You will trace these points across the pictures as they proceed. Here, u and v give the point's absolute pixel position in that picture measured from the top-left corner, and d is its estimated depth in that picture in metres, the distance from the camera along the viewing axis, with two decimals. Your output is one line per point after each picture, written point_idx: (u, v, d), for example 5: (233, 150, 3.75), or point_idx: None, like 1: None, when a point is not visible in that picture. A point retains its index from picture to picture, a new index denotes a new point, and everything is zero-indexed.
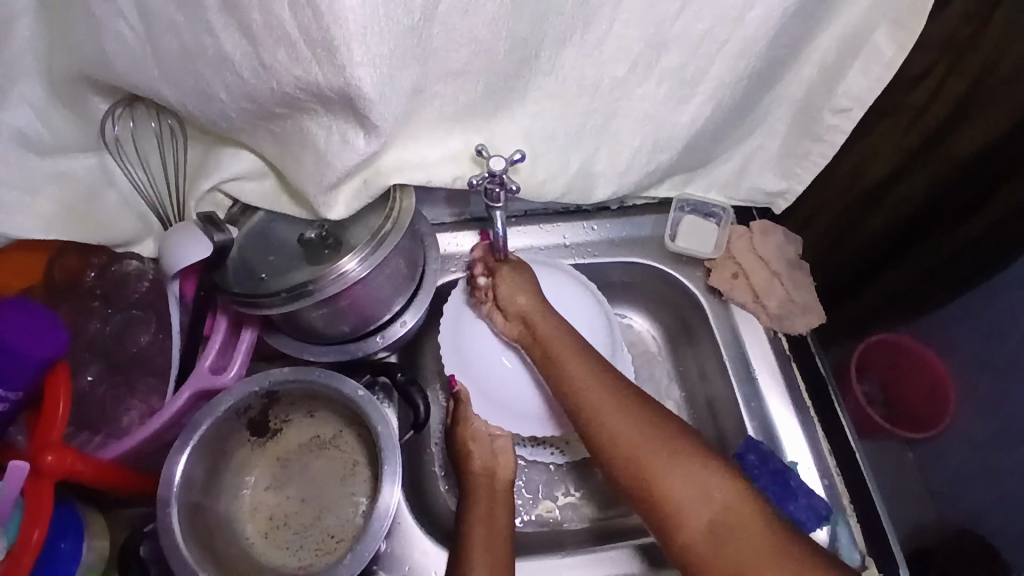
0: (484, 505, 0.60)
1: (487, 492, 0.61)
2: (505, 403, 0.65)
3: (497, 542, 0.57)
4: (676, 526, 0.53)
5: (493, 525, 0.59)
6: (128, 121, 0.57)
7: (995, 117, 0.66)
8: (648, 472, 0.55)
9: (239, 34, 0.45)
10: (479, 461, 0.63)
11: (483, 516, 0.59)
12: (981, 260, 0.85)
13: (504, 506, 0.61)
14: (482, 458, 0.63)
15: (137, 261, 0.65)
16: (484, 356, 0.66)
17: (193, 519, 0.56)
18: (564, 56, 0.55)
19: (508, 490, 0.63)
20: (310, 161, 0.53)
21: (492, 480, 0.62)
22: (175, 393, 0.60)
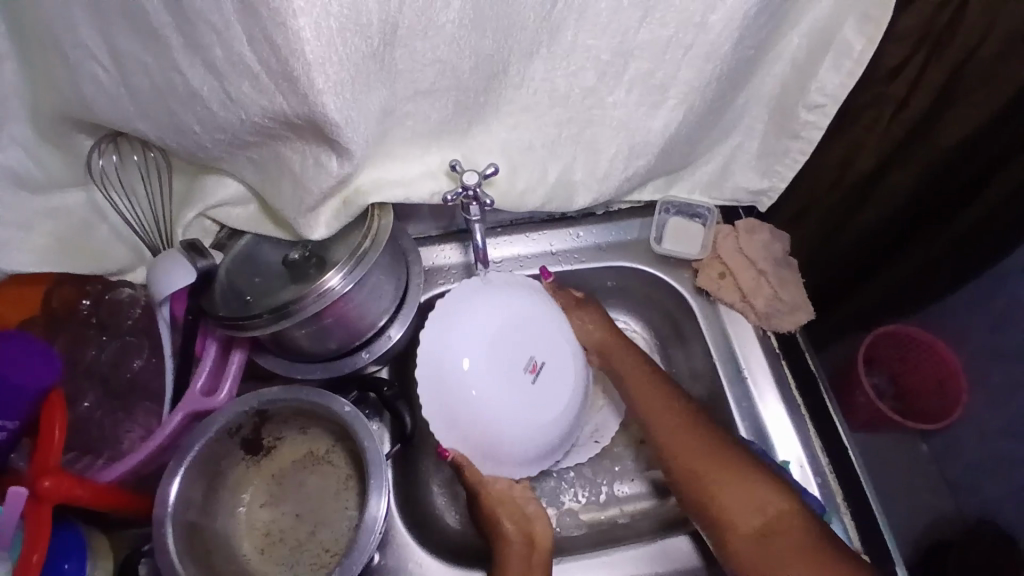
0: (519, 569, 0.61)
1: (522, 559, 0.61)
2: (528, 451, 0.64)
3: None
4: (732, 535, 0.59)
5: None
6: (113, 154, 0.60)
7: (986, 102, 0.64)
8: (703, 468, 0.62)
9: (204, 70, 0.47)
10: (512, 526, 0.63)
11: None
12: (994, 239, 0.82)
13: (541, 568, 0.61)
14: (516, 528, 0.63)
15: (129, 288, 0.67)
16: (466, 396, 0.61)
17: (189, 538, 0.57)
18: (531, 68, 0.56)
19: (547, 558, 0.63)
20: (288, 185, 0.55)
21: (530, 546, 0.63)
22: (169, 414, 0.62)
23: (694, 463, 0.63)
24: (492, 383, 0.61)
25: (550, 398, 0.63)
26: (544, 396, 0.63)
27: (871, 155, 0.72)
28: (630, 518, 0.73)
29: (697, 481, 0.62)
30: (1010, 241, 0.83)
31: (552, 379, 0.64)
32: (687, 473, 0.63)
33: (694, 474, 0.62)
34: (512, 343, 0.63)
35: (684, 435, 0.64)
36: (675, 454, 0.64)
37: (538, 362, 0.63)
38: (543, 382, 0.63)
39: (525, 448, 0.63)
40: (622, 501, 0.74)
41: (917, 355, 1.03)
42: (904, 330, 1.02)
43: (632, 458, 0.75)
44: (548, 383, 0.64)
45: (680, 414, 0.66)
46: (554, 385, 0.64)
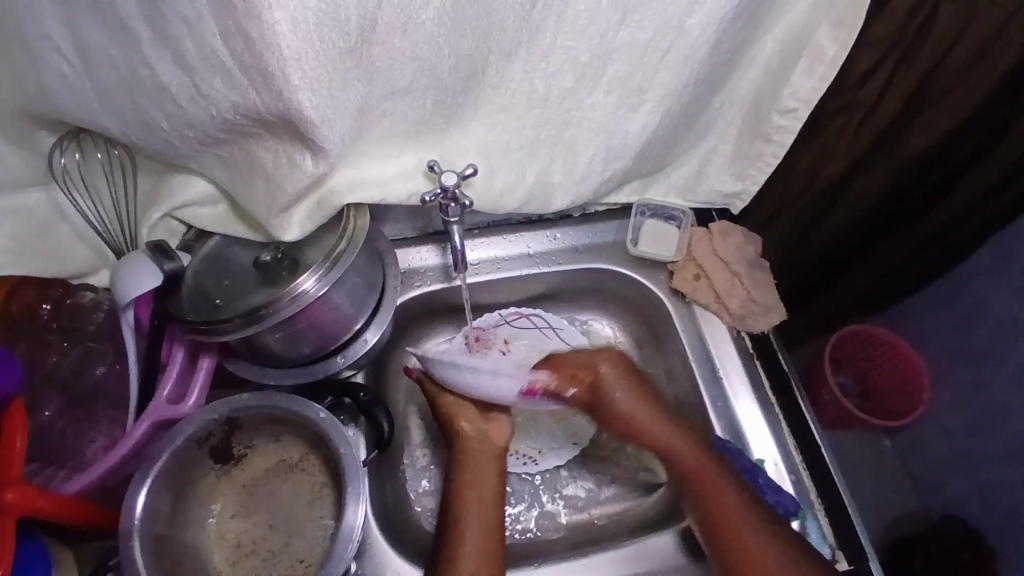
0: (475, 475, 0.65)
1: (479, 460, 0.66)
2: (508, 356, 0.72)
3: (485, 509, 0.62)
4: None
5: (483, 494, 0.63)
6: (75, 152, 0.57)
7: (959, 105, 0.66)
8: (761, 554, 0.60)
9: (173, 65, 0.45)
10: (468, 427, 0.68)
11: (468, 493, 0.63)
12: (961, 240, 0.85)
13: (494, 462, 0.66)
14: (472, 431, 0.68)
15: (91, 291, 0.64)
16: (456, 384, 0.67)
17: (157, 552, 0.55)
18: (510, 69, 0.56)
19: (499, 462, 0.67)
20: (260, 184, 0.53)
21: (484, 441, 0.67)
22: (134, 423, 0.59)
23: (746, 542, 0.61)
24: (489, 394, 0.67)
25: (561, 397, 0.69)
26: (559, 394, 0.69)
27: (840, 159, 0.74)
28: (607, 522, 0.72)
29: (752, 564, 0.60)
30: (976, 240, 0.87)
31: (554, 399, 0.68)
32: (732, 544, 0.61)
33: (729, 545, 0.61)
34: None
35: (736, 513, 0.62)
36: (724, 526, 0.62)
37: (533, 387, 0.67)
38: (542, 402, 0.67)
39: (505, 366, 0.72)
40: (597, 505, 0.74)
41: (880, 353, 1.06)
42: (869, 330, 1.04)
43: (610, 460, 0.76)
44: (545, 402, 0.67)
45: (736, 490, 0.63)
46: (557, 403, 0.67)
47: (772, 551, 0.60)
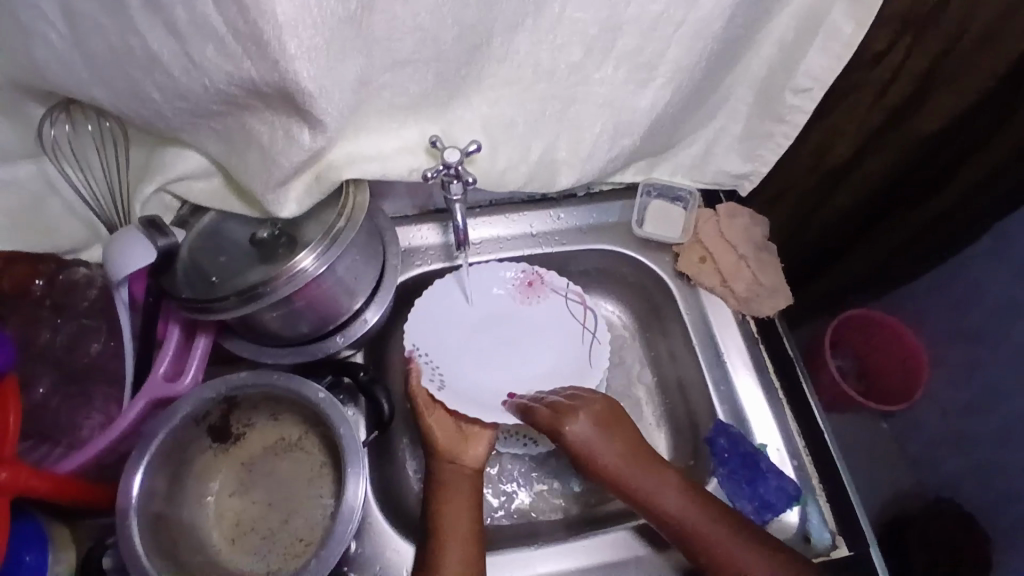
0: (454, 488, 0.61)
1: (455, 477, 0.61)
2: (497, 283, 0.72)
3: (467, 526, 0.58)
4: None
5: (465, 507, 0.60)
6: (65, 123, 0.55)
7: (966, 92, 0.64)
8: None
9: (164, 32, 0.43)
10: (440, 440, 0.63)
11: (455, 501, 0.60)
12: (960, 227, 0.84)
13: (472, 493, 0.61)
14: (447, 441, 0.63)
15: (85, 266, 0.62)
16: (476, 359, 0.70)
17: (155, 530, 0.54)
18: (516, 41, 0.54)
19: (477, 477, 0.62)
20: (256, 158, 0.52)
21: (456, 465, 0.62)
22: (130, 401, 0.58)
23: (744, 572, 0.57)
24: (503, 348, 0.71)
25: (548, 296, 0.72)
26: (544, 290, 0.72)
27: (852, 140, 0.72)
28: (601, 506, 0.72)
29: None
30: (976, 229, 0.85)
31: (544, 313, 0.72)
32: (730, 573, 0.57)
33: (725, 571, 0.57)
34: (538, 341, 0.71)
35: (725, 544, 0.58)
36: (717, 558, 0.58)
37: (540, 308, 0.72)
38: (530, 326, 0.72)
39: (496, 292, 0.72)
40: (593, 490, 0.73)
41: (883, 337, 1.05)
42: (871, 315, 1.03)
43: None
44: (532, 322, 0.72)
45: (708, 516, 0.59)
46: (544, 319, 0.72)
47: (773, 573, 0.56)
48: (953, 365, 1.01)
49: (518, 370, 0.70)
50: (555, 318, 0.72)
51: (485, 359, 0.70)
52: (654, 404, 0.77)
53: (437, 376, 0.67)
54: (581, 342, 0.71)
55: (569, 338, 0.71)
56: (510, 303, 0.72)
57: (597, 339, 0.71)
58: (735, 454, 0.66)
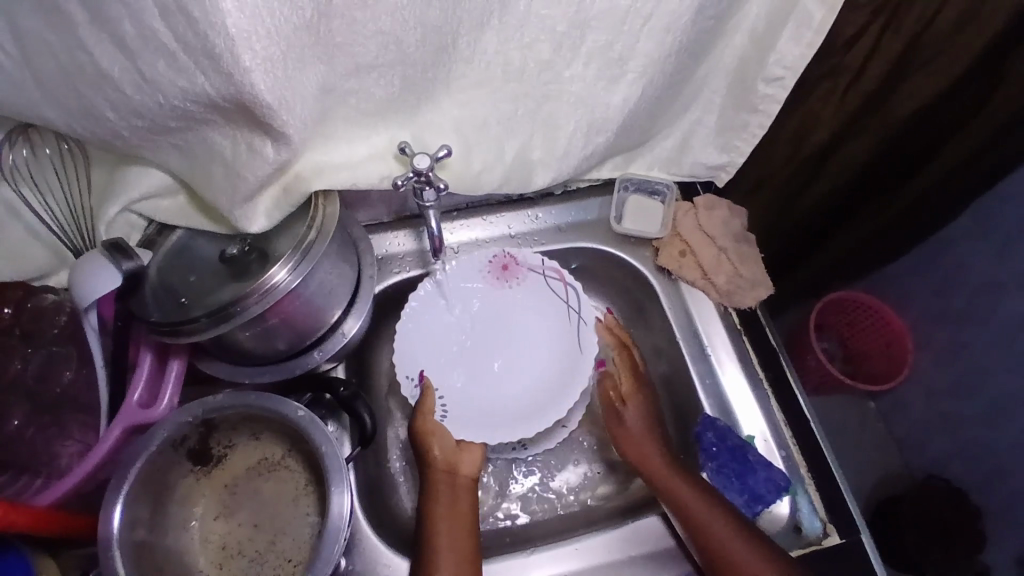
0: (446, 499, 0.60)
1: (448, 488, 0.61)
2: (468, 282, 0.70)
3: (461, 535, 0.58)
4: None
5: (457, 518, 0.59)
6: (24, 147, 0.55)
7: (946, 71, 0.63)
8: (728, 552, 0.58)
9: (114, 49, 0.41)
10: (439, 453, 0.62)
11: (447, 510, 0.59)
12: (940, 204, 0.84)
13: (467, 501, 0.61)
14: (443, 455, 0.62)
15: (53, 292, 0.61)
16: (468, 383, 0.69)
17: (140, 559, 0.53)
18: (483, 41, 0.53)
19: (470, 488, 0.62)
20: (220, 173, 0.50)
21: (453, 475, 0.62)
22: (105, 429, 0.57)
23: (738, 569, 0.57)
24: (489, 365, 0.70)
25: (526, 276, 0.70)
26: (521, 269, 0.70)
27: (825, 127, 0.72)
28: (588, 505, 0.71)
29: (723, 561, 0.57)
30: (955, 204, 0.85)
31: (519, 294, 0.71)
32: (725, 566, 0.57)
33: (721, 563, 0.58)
34: (521, 340, 0.70)
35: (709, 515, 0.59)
36: (701, 531, 0.59)
37: (514, 284, 0.71)
38: (514, 311, 0.71)
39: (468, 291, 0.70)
40: (577, 490, 0.72)
41: (864, 318, 1.06)
42: (854, 297, 1.03)
43: (600, 437, 0.74)
44: (513, 304, 0.71)
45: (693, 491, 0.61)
46: (524, 300, 0.71)
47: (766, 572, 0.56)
48: (937, 344, 1.02)
49: (513, 376, 0.69)
50: (539, 301, 0.70)
51: (477, 374, 0.69)
52: None
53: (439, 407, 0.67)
54: (568, 326, 0.69)
55: (555, 318, 0.70)
56: (491, 293, 0.71)
57: (583, 320, 0.69)
58: (724, 447, 0.65)
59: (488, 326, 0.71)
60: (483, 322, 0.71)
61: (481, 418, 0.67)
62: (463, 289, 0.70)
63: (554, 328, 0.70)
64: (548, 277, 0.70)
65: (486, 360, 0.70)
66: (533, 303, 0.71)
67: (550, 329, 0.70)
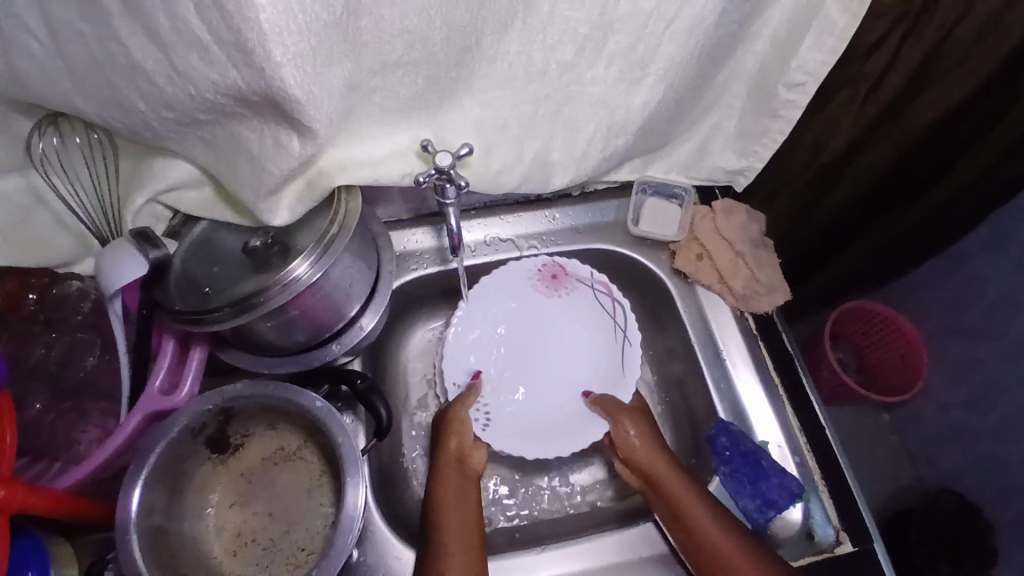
0: (452, 488, 0.61)
1: (456, 477, 0.62)
2: (518, 286, 0.73)
3: (467, 525, 0.58)
4: None
5: (465, 508, 0.60)
6: (53, 135, 0.55)
7: (970, 79, 0.63)
8: (723, 558, 0.57)
9: (149, 42, 0.42)
10: (456, 446, 0.64)
11: (454, 501, 0.60)
12: (959, 215, 0.83)
13: (474, 490, 0.62)
14: (457, 445, 0.64)
15: (78, 280, 0.62)
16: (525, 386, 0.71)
17: (156, 544, 0.54)
18: (506, 41, 0.53)
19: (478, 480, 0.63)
20: (246, 166, 0.51)
21: (462, 465, 0.63)
22: (126, 416, 0.58)
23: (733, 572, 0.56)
24: (546, 369, 0.72)
25: (575, 288, 0.73)
26: (570, 280, 0.73)
27: (846, 134, 0.71)
28: (597, 506, 0.72)
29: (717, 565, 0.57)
30: (972, 218, 0.85)
31: (568, 304, 0.73)
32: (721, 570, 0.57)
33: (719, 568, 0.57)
34: (567, 351, 0.72)
35: (707, 521, 0.59)
36: (697, 536, 0.59)
37: (561, 292, 0.73)
38: (560, 320, 0.73)
39: (521, 296, 0.73)
40: (587, 490, 0.72)
41: (879, 329, 1.05)
42: (870, 307, 1.02)
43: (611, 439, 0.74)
44: (560, 313, 0.73)
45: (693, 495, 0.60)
46: (570, 311, 0.73)
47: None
48: (953, 356, 1.01)
49: (566, 380, 0.71)
50: (586, 311, 0.73)
51: (533, 370, 0.72)
52: (654, 402, 0.77)
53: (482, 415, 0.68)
54: (612, 340, 0.72)
55: (601, 332, 0.72)
56: (540, 300, 0.73)
57: (627, 340, 0.71)
58: (737, 452, 0.65)
59: (538, 332, 0.73)
60: (528, 328, 0.73)
61: (535, 422, 0.69)
62: (514, 296, 0.73)
63: (598, 339, 0.72)
64: (597, 288, 0.72)
65: (545, 363, 0.72)
66: (580, 314, 0.73)
67: (603, 339, 0.72)
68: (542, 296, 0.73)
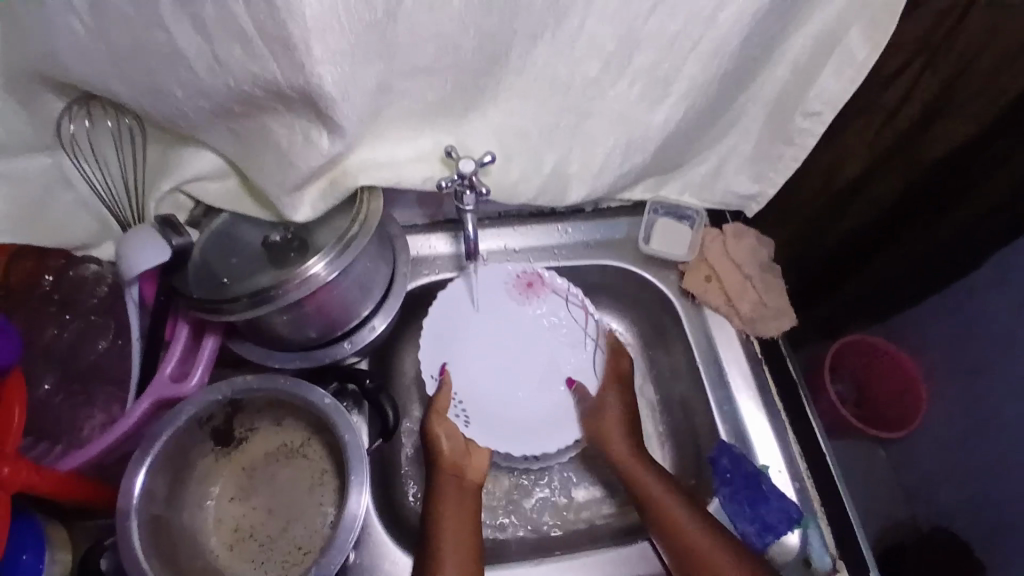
0: (453, 501, 0.60)
1: (455, 490, 0.61)
2: (489, 287, 0.72)
3: (464, 540, 0.58)
4: None
5: (463, 523, 0.59)
6: (84, 119, 0.56)
7: (979, 116, 0.65)
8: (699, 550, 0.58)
9: (193, 31, 0.44)
10: (448, 449, 0.63)
11: (452, 516, 0.59)
12: (966, 253, 0.85)
13: (473, 504, 0.61)
14: (451, 454, 0.63)
15: (95, 264, 0.63)
16: (489, 389, 0.70)
17: (155, 532, 0.54)
18: (534, 54, 0.54)
19: (476, 491, 0.62)
20: (274, 160, 0.52)
21: (460, 477, 0.62)
22: (134, 401, 0.58)
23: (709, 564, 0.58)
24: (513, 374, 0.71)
25: (549, 297, 0.72)
26: (545, 290, 0.72)
27: (859, 164, 0.73)
28: (594, 522, 0.71)
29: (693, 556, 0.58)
30: (978, 254, 0.86)
31: (541, 312, 0.72)
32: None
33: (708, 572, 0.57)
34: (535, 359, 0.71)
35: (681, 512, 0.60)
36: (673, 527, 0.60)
37: (533, 297, 0.72)
38: (532, 325, 0.72)
39: (491, 297, 0.72)
40: (585, 505, 0.72)
41: (882, 363, 1.05)
42: (873, 342, 1.03)
43: None
44: (531, 319, 0.72)
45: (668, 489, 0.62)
46: (543, 320, 0.72)
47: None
48: (954, 393, 1.01)
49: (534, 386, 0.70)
50: (557, 319, 0.72)
51: (503, 374, 0.71)
52: (656, 420, 0.77)
53: (459, 411, 0.67)
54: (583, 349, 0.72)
55: (572, 342, 0.72)
56: (511, 304, 0.72)
57: (598, 347, 0.72)
58: (739, 474, 0.65)
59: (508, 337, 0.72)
60: (496, 331, 0.72)
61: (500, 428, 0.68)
62: (484, 297, 0.72)
63: (569, 349, 0.72)
64: (575, 297, 0.72)
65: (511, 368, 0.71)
66: (552, 322, 0.72)
67: (571, 347, 0.72)
68: (514, 301, 0.72)
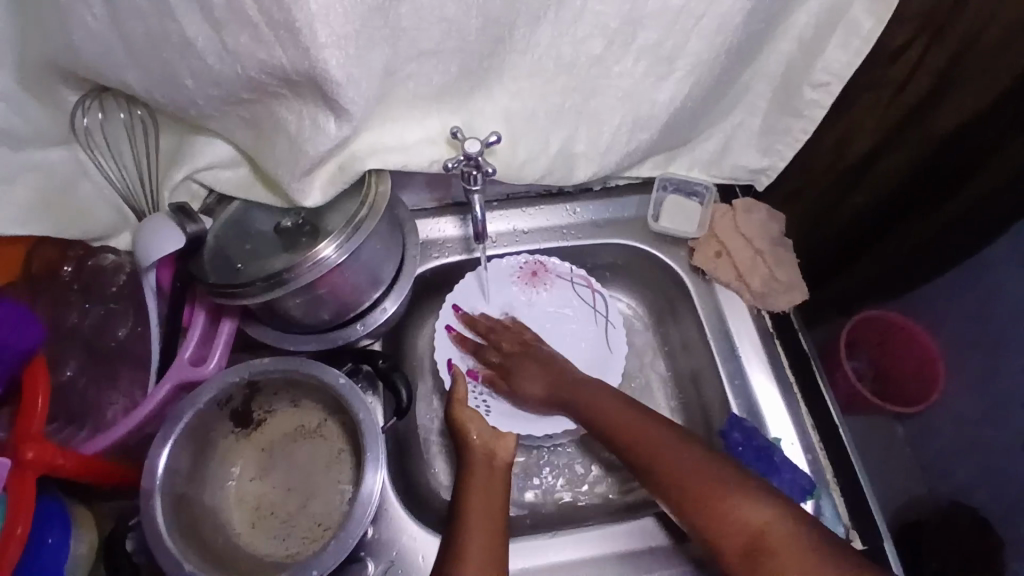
0: (482, 478, 0.61)
1: (485, 469, 0.62)
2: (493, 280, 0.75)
3: (491, 514, 0.58)
4: (711, 514, 0.55)
5: (491, 499, 0.60)
6: (97, 112, 0.57)
7: (983, 85, 0.63)
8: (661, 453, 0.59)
9: (201, 20, 0.44)
10: (478, 435, 0.64)
11: (479, 494, 0.60)
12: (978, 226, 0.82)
13: (502, 482, 0.62)
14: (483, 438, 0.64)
15: (113, 253, 0.65)
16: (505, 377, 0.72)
17: (179, 511, 0.56)
18: (538, 33, 0.54)
19: (506, 472, 0.63)
20: (282, 146, 0.53)
21: (491, 458, 0.63)
22: (156, 384, 0.60)
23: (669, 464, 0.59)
24: None
25: (555, 282, 0.75)
26: (550, 276, 0.75)
27: (868, 136, 0.72)
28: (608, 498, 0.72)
29: (653, 459, 0.59)
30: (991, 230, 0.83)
31: (548, 297, 0.75)
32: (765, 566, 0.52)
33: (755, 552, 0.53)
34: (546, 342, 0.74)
35: (637, 424, 0.62)
36: (630, 439, 0.61)
37: (536, 283, 0.75)
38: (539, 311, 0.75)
39: (496, 290, 0.75)
40: (598, 481, 0.73)
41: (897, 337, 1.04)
42: (885, 316, 1.03)
43: None
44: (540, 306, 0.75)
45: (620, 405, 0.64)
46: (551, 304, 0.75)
47: (774, 518, 0.53)
48: (969, 366, 1.01)
49: None
50: (565, 302, 0.75)
51: None
52: (668, 396, 0.77)
53: (480, 400, 0.70)
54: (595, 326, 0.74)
55: (584, 322, 0.74)
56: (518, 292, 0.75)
57: (610, 322, 0.74)
58: (751, 448, 0.66)
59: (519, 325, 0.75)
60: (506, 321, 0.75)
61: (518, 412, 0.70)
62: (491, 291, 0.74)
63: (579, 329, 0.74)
64: (582, 282, 0.76)
65: None
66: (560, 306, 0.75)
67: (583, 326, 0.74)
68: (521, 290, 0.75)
